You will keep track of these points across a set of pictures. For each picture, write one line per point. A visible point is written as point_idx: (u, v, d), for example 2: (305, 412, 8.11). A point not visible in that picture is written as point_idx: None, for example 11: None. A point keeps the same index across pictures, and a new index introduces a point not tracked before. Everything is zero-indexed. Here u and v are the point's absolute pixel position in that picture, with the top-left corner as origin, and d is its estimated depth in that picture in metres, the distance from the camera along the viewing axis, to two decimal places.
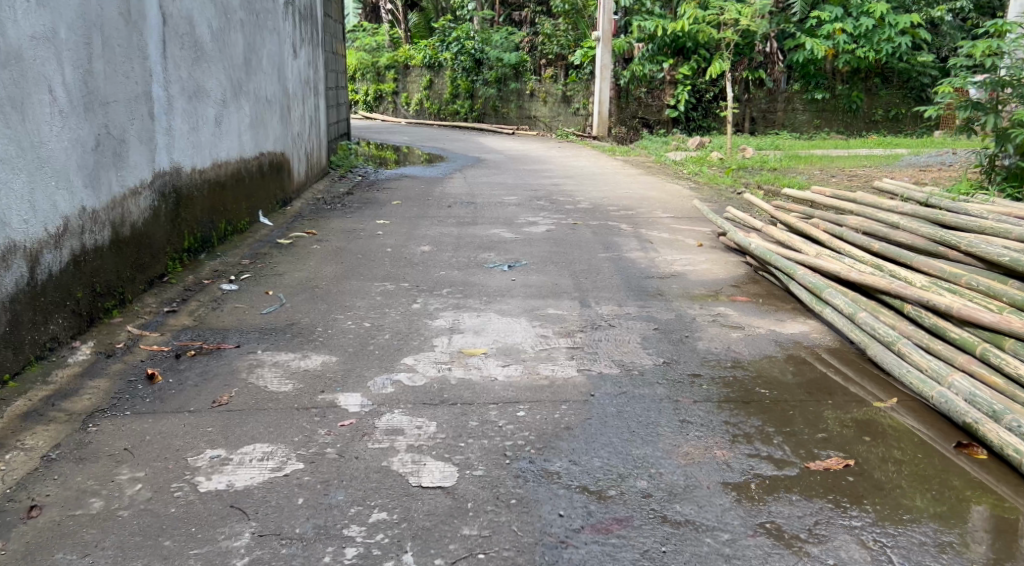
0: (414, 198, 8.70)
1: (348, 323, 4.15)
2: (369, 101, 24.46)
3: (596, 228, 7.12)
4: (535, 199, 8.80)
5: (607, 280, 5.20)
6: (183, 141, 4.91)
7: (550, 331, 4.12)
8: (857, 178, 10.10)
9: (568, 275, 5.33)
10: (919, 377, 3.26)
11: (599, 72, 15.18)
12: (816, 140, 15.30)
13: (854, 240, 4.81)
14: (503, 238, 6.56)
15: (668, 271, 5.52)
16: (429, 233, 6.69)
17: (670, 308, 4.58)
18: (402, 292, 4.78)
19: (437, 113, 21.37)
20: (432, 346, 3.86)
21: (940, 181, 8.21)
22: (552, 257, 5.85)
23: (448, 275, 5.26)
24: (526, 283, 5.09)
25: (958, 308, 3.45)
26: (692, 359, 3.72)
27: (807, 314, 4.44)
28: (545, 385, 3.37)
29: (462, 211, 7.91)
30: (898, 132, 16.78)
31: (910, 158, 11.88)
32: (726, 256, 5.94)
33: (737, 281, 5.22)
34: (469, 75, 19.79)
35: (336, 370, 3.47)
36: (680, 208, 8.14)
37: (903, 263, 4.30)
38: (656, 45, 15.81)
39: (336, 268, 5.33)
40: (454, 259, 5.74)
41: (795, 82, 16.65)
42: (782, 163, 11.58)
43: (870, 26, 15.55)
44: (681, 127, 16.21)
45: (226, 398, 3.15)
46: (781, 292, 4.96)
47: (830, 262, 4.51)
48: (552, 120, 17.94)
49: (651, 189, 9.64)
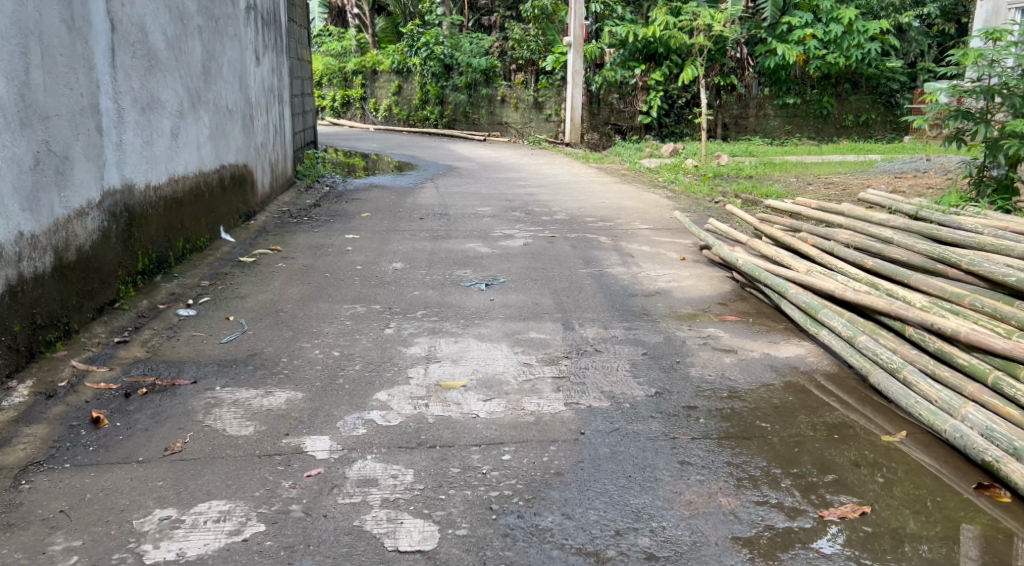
0: (384, 209, 8.41)
1: (315, 353, 3.86)
2: (335, 108, 24.02)
3: (574, 241, 6.89)
4: (510, 210, 8.57)
5: (590, 299, 4.96)
6: (136, 156, 4.59)
7: (533, 358, 3.86)
8: (834, 186, 10.01)
9: (549, 293, 5.09)
10: (928, 408, 3.07)
11: (571, 78, 15.00)
12: (788, 146, 15.25)
13: (846, 256, 4.64)
14: (479, 253, 6.31)
15: (652, 288, 5.30)
16: (401, 248, 6.42)
17: (658, 330, 4.36)
18: (374, 315, 4.50)
19: (406, 119, 21.06)
20: (407, 378, 3.58)
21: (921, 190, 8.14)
22: (531, 274, 5.61)
23: (422, 294, 5.00)
24: (505, 303, 4.84)
25: (966, 332, 3.27)
26: (685, 388, 3.50)
27: (800, 335, 4.25)
28: (531, 423, 3.11)
29: (436, 224, 7.64)
30: (868, 137, 16.89)
31: (884, 165, 11.83)
32: (711, 271, 5.74)
33: (724, 299, 5.02)
34: (439, 81, 19.51)
35: (302, 408, 3.18)
36: (659, 218, 7.95)
37: (899, 281, 4.13)
38: (628, 51, 15.66)
39: (303, 289, 5.04)
40: (429, 277, 5.47)
41: (766, 88, 16.44)
42: (757, 170, 11.46)
43: (840, 32, 15.58)
44: (653, 134, 16.05)
45: (179, 444, 2.84)
46: (771, 310, 4.77)
47: (823, 280, 4.32)
48: (524, 127, 17.73)
49: (628, 199, 9.45)
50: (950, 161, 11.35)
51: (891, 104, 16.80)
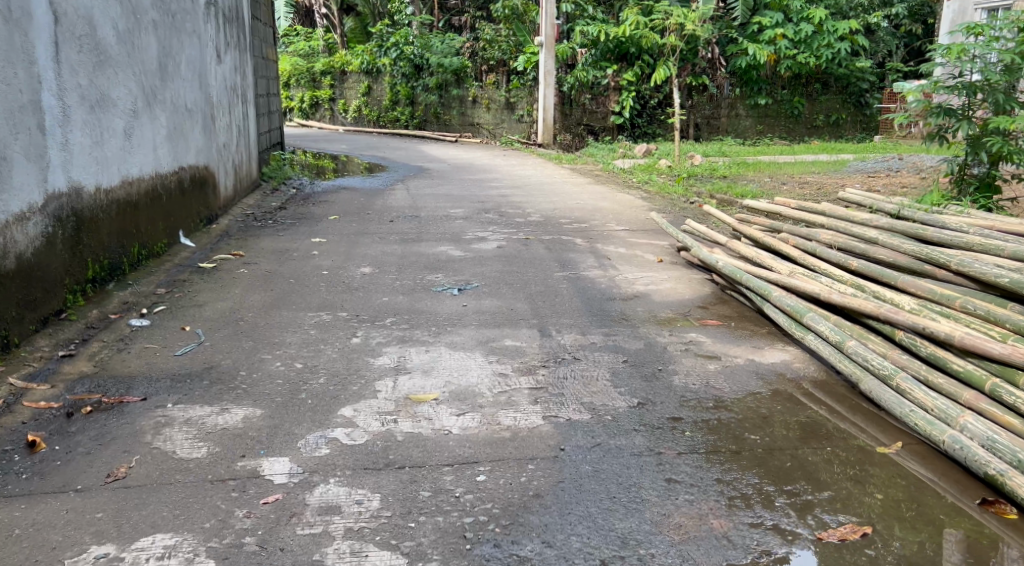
0: (353, 212, 8.17)
1: (276, 366, 3.62)
2: (304, 109, 23.66)
3: (549, 243, 6.71)
4: (483, 212, 8.38)
5: (566, 304, 4.78)
6: (84, 157, 4.32)
7: (508, 368, 3.66)
8: (808, 185, 9.96)
9: (524, 298, 4.90)
10: (924, 417, 2.92)
11: (543, 78, 14.84)
12: (760, 146, 15.24)
13: (829, 257, 4.50)
14: (451, 256, 6.10)
15: (630, 292, 5.14)
16: (370, 252, 6.19)
17: (638, 336, 4.19)
18: (340, 323, 4.27)
19: (376, 121, 20.78)
20: (375, 391, 3.36)
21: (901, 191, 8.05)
22: (505, 278, 5.42)
23: (392, 300, 4.78)
24: (478, 308, 4.64)
25: (960, 336, 3.14)
26: (669, 398, 3.32)
27: (785, 339, 4.10)
28: (508, 439, 2.91)
29: (406, 226, 7.43)
30: (838, 137, 16.99)
31: (857, 165, 11.82)
32: (689, 273, 5.59)
33: (705, 302, 4.87)
34: (409, 81, 19.29)
35: (260, 427, 2.96)
36: (634, 220, 7.80)
37: (886, 282, 4.01)
38: (600, 51, 15.54)
39: (266, 296, 4.79)
40: (399, 282, 5.26)
41: (737, 88, 16.39)
42: (731, 170, 11.39)
43: (810, 32, 15.63)
44: (626, 134, 15.97)
45: (124, 469, 2.60)
46: (754, 314, 4.62)
47: (807, 283, 4.18)
48: (496, 127, 17.53)
49: (602, 199, 9.31)
50: (921, 160, 11.37)
51: (860, 104, 16.94)
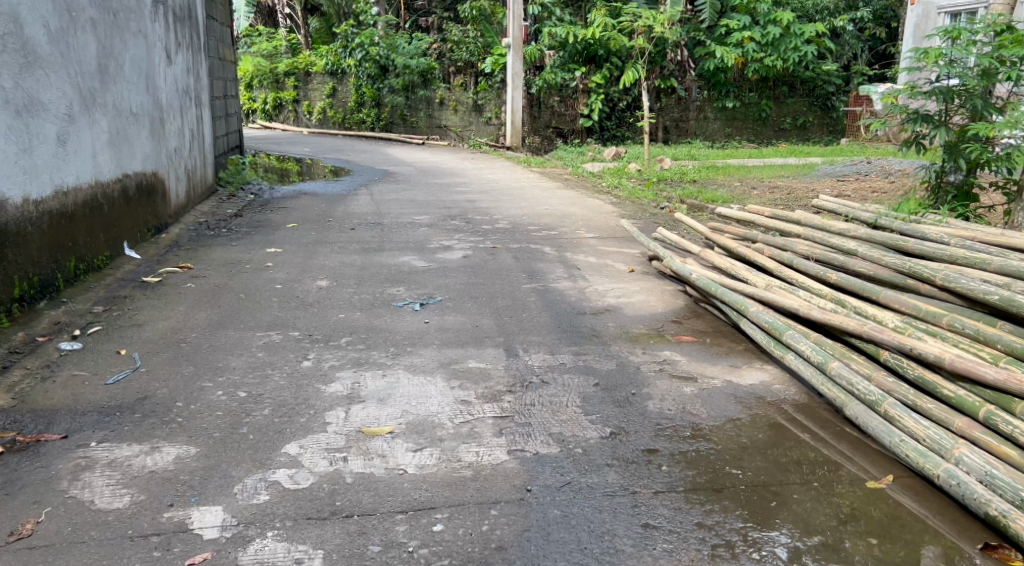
0: (313, 219, 7.86)
1: (218, 395, 3.33)
2: (267, 110, 23.17)
3: (516, 252, 6.47)
4: (448, 218, 8.11)
5: (534, 319, 4.54)
6: (9, 166, 3.98)
7: (471, 394, 3.39)
8: (779, 190, 9.84)
9: (490, 313, 4.64)
10: (915, 447, 2.72)
11: (511, 80, 14.58)
12: (729, 149, 15.15)
13: (807, 269, 4.31)
14: (414, 267, 5.83)
15: (601, 305, 4.90)
16: (327, 263, 5.89)
17: (610, 354, 3.95)
18: (291, 344, 3.98)
19: (341, 122, 20.39)
20: (325, 423, 3.09)
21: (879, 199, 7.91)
22: (469, 291, 5.17)
23: (348, 317, 4.50)
24: (441, 325, 4.38)
25: (950, 359, 2.94)
26: (644, 426, 3.09)
27: (763, 357, 3.89)
28: (468, 480, 2.65)
29: (368, 235, 7.13)
30: (805, 139, 17.01)
31: (826, 168, 11.74)
32: (662, 284, 5.38)
33: (678, 316, 4.65)
34: (375, 83, 18.95)
35: (194, 469, 2.67)
36: (604, 226, 7.59)
37: (867, 297, 3.82)
38: (568, 53, 15.32)
39: (213, 314, 4.49)
40: (356, 296, 4.98)
41: (705, 91, 16.30)
42: (701, 174, 11.24)
43: (777, 35, 15.55)
44: (595, 137, 15.84)
45: (30, 526, 2.34)
46: (729, 329, 4.41)
47: (785, 297, 3.98)
48: (464, 130, 17.25)
49: (571, 205, 9.10)
50: (890, 163, 11.32)
51: (827, 107, 16.97)
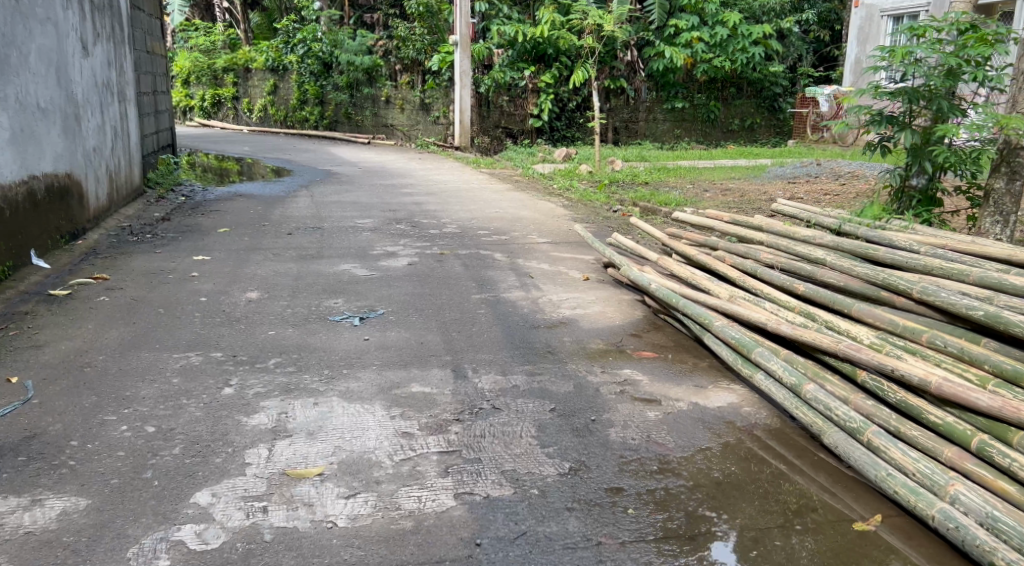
0: (247, 223, 7.39)
1: (122, 431, 2.91)
2: (205, 108, 22.37)
3: (465, 259, 6.13)
4: (393, 222, 7.74)
5: (484, 334, 4.21)
6: None
7: (414, 424, 3.03)
8: (731, 193, 9.66)
9: (436, 328, 4.28)
10: (905, 482, 2.47)
11: (459, 78, 14.19)
12: (679, 150, 15.04)
13: (772, 279, 4.07)
14: (354, 275, 5.45)
15: (555, 317, 4.59)
16: (259, 272, 5.46)
17: (567, 374, 3.63)
18: (212, 368, 3.58)
19: (283, 120, 19.77)
20: (244, 464, 2.70)
21: (834, 203, 7.85)
22: (414, 302, 4.81)
23: (280, 336, 4.11)
24: (382, 343, 4.01)
25: (937, 383, 2.70)
26: (606, 459, 2.78)
27: (729, 375, 3.62)
28: (408, 534, 2.31)
29: (305, 240, 6.70)
30: (753, 141, 17.05)
31: (776, 170, 11.66)
32: (619, 294, 5.10)
33: (637, 330, 4.36)
34: (318, 80, 18.38)
35: (81, 529, 2.28)
36: (556, 231, 7.32)
37: (839, 311, 3.58)
38: (516, 51, 15.05)
39: (127, 332, 4.04)
40: (289, 310, 4.57)
41: (655, 91, 16.16)
42: (653, 176, 11.06)
43: (725, 36, 15.55)
44: (545, 137, 15.55)
45: None
46: (692, 343, 4.14)
47: (752, 311, 3.72)
48: (411, 129, 16.78)
49: (522, 208, 8.80)
50: (840, 165, 11.29)
51: (774, 108, 17.05)
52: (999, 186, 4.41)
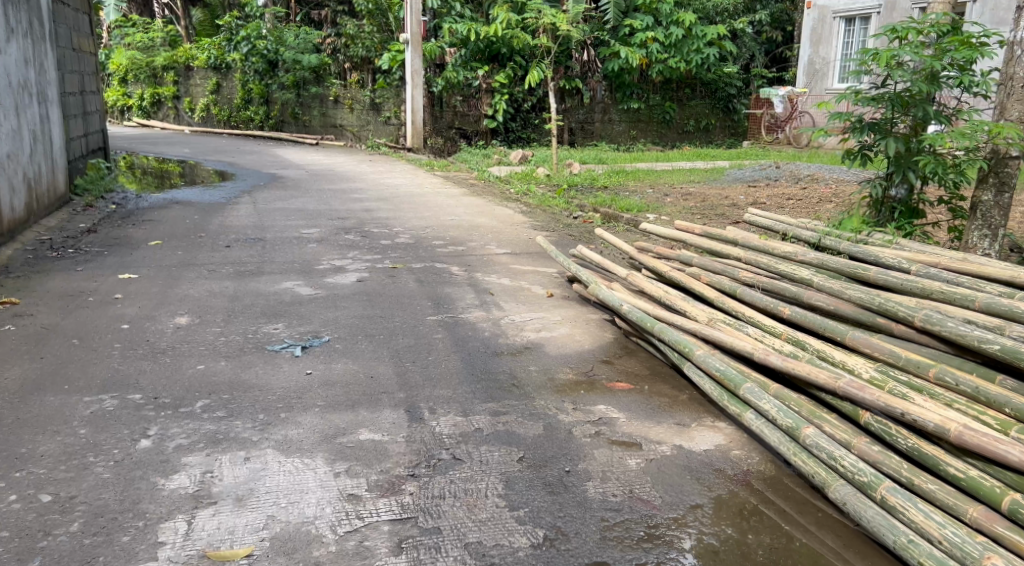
0: (182, 235, 6.86)
1: (10, 502, 2.45)
2: (144, 107, 21.43)
3: (419, 273, 5.71)
4: (342, 231, 7.29)
5: (441, 364, 3.82)
6: None
7: (362, 485, 2.62)
8: (692, 197, 9.42)
9: (388, 357, 3.87)
10: (932, 554, 2.16)
11: (410, 78, 13.72)
12: (635, 152, 14.80)
13: (754, 300, 3.75)
14: (298, 295, 5.00)
15: (520, 342, 4.21)
16: (192, 292, 4.97)
17: (536, 412, 3.26)
18: (129, 413, 3.11)
19: (227, 121, 19.05)
20: (156, 545, 2.27)
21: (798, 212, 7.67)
22: (363, 325, 4.39)
23: (211, 371, 3.65)
24: (326, 378, 3.58)
25: (957, 430, 2.39)
26: (585, 525, 2.43)
27: (714, 410, 3.29)
28: None
29: (245, 254, 6.21)
30: (707, 141, 16.94)
31: (735, 173, 11.48)
32: (586, 313, 4.75)
33: (609, 355, 4.02)
34: (263, 79, 17.72)
35: None
36: (515, 240, 6.96)
37: (831, 338, 3.28)
38: (469, 51, 14.65)
39: (32, 368, 3.55)
40: (222, 338, 4.11)
41: (611, 92, 15.87)
42: (611, 179, 10.78)
43: (680, 36, 15.33)
44: (500, 139, 15.18)
45: None
46: (669, 371, 3.80)
47: (737, 338, 3.39)
48: (361, 130, 16.21)
49: (478, 214, 8.42)
50: (799, 168, 11.16)
51: (728, 109, 16.96)
52: (987, 198, 4.21)
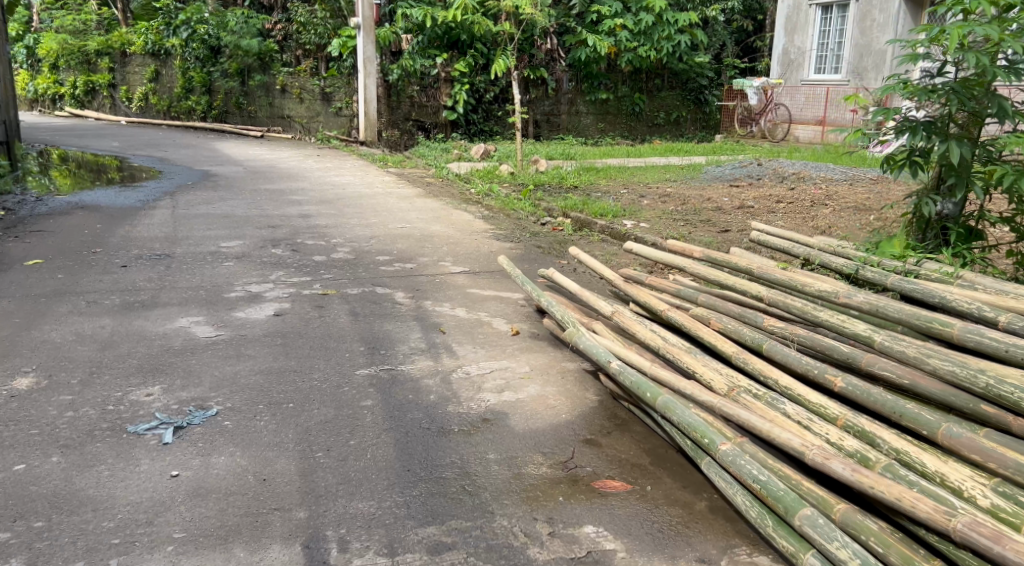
0: (71, 250, 5.71)
1: None
2: (77, 95, 19.88)
3: (354, 302, 4.65)
4: (269, 243, 6.19)
5: (365, 452, 2.78)
6: None
7: None
8: (670, 199, 8.48)
9: (293, 443, 2.83)
10: None
11: (362, 66, 12.58)
12: (604, 147, 13.82)
13: (789, 361, 2.78)
14: (190, 339, 3.90)
15: (476, 409, 3.19)
16: (53, 336, 3.85)
17: (495, 547, 2.26)
18: None
19: (166, 111, 17.65)
20: None
21: (794, 221, 6.77)
22: (268, 388, 3.32)
23: (31, 473, 2.56)
24: (197, 486, 2.52)
25: None
26: None
27: (753, 538, 2.33)
28: None
29: (142, 277, 5.08)
30: (679, 135, 16.01)
31: (713, 170, 10.56)
32: (561, 362, 3.73)
33: (594, 431, 3.02)
34: (204, 66, 16.36)
35: None
36: (473, 255, 5.92)
37: (913, 430, 2.33)
38: (427, 37, 13.48)
39: None
40: (68, 414, 3.00)
41: (578, 82, 14.81)
42: (581, 178, 9.76)
43: (651, 23, 14.35)
44: (461, 132, 14.02)
45: None
46: (677, 457, 2.83)
47: (780, 429, 2.41)
48: (310, 121, 14.95)
49: (432, 220, 7.37)
50: (782, 165, 10.31)
51: (700, 101, 16.06)
52: None
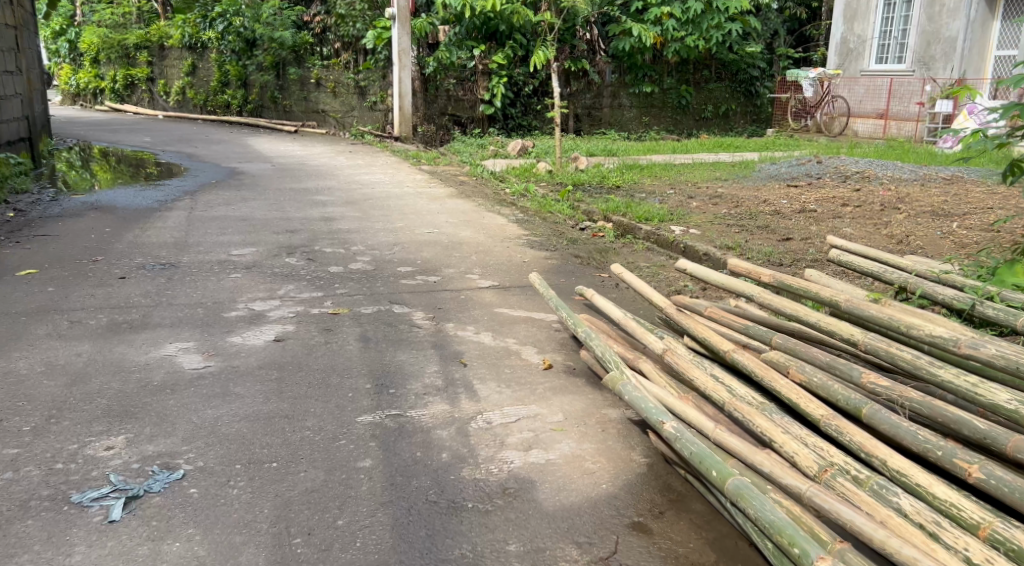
0: (69, 258, 5.28)
1: None
2: (116, 90, 19.76)
3: (366, 325, 4.10)
4: (284, 250, 5.68)
5: (355, 538, 2.22)
6: None
7: None
8: (722, 200, 7.80)
9: (267, 523, 2.28)
10: None
11: (397, 58, 12.06)
12: (647, 142, 13.14)
13: (901, 435, 2.13)
14: (172, 372, 3.38)
15: (497, 474, 2.60)
16: (20, 367, 3.37)
17: None
18: None
19: (202, 105, 17.39)
20: None
21: (866, 228, 6.04)
22: (248, 442, 2.77)
23: None
24: None
25: None
26: None
27: None
28: None
29: (139, 290, 4.61)
30: (728, 129, 15.17)
31: (768, 167, 9.84)
32: (603, 409, 3.13)
33: (645, 510, 2.41)
34: (240, 59, 16.05)
35: None
36: (504, 267, 5.32)
37: None
38: (464, 28, 12.93)
39: None
40: (6, 476, 2.49)
41: (619, 75, 14.15)
42: (625, 176, 9.13)
43: (699, 11, 13.42)
44: (498, 126, 13.48)
45: None
46: (752, 555, 2.21)
47: (905, 542, 1.78)
48: (345, 116, 14.55)
49: (461, 224, 6.81)
50: (843, 163, 9.54)
51: (750, 93, 15.20)
52: None
